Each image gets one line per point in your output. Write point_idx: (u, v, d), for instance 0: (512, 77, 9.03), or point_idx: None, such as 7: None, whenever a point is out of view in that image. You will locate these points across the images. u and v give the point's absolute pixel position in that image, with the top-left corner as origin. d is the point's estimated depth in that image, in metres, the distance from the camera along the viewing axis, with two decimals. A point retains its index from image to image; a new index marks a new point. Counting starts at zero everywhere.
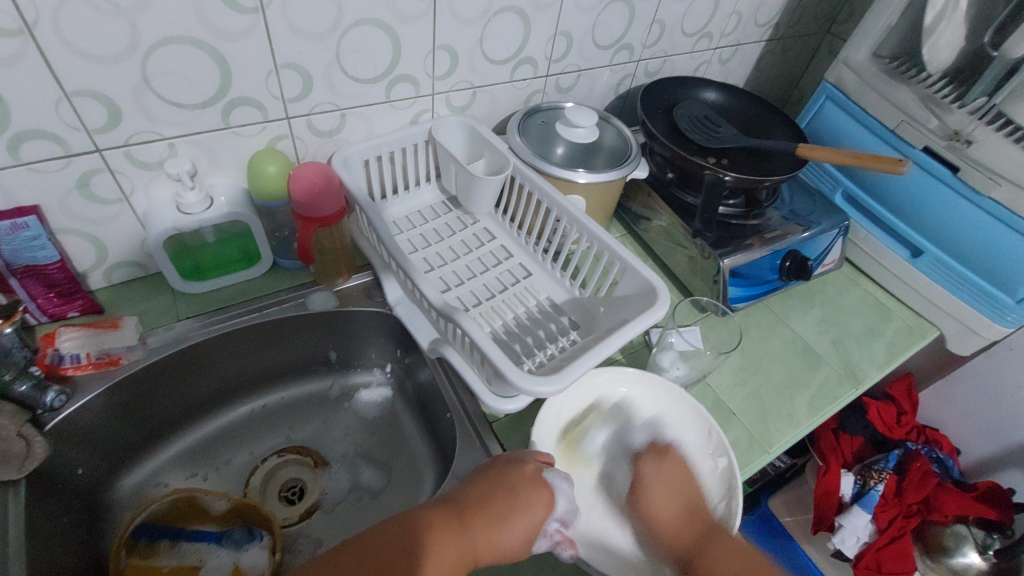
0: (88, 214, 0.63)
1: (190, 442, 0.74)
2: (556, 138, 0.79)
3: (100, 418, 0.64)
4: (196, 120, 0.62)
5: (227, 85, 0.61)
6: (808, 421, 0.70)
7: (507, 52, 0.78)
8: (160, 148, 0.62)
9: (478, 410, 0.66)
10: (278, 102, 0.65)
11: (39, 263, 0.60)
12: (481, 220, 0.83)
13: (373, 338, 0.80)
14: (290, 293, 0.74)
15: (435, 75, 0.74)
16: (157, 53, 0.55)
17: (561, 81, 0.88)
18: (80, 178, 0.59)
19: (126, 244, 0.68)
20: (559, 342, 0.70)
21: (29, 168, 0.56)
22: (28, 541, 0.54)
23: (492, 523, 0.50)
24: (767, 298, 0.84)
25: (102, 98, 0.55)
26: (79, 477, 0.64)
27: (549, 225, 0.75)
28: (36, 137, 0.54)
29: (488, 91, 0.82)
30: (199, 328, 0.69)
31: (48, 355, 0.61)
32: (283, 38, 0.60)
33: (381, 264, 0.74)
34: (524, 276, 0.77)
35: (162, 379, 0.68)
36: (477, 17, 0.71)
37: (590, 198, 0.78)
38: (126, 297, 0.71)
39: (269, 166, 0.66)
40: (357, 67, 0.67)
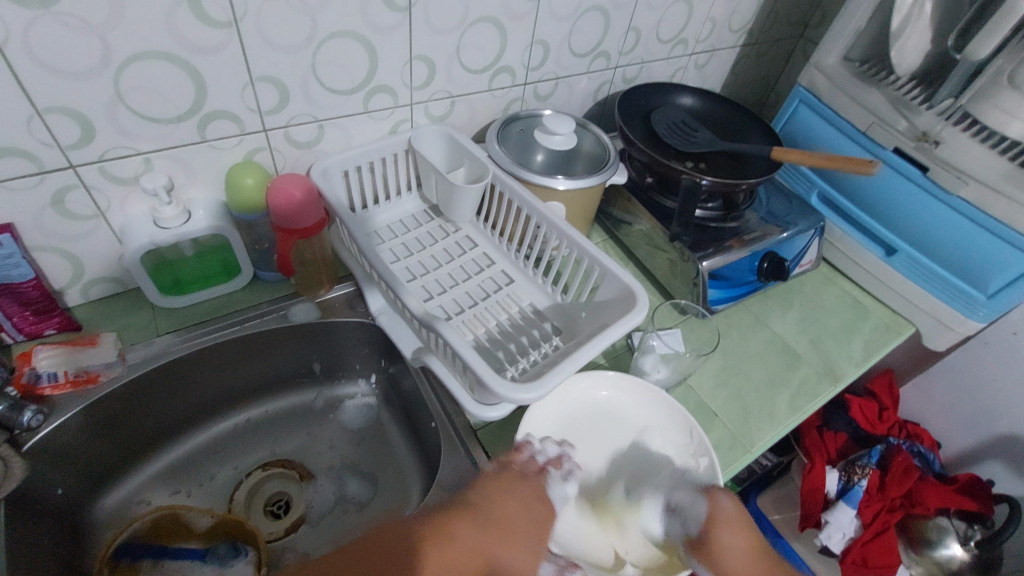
0: (63, 231, 0.62)
1: (173, 458, 0.73)
2: (535, 146, 0.79)
3: (79, 437, 0.63)
4: (172, 134, 0.62)
5: (202, 99, 0.60)
6: (789, 419, 0.71)
7: (485, 61, 0.78)
8: (136, 163, 0.61)
9: (462, 418, 0.66)
10: (255, 115, 0.65)
11: (13, 282, 0.59)
12: (463, 228, 0.84)
13: (357, 349, 0.79)
14: (271, 305, 0.74)
15: (413, 85, 0.75)
16: (130, 68, 0.55)
17: (540, 89, 0.89)
18: (54, 195, 0.59)
19: (103, 260, 0.67)
20: (541, 348, 0.70)
21: (1, 186, 0.55)
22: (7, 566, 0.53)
23: (501, 534, 0.50)
24: (747, 299, 0.85)
25: (75, 115, 0.55)
26: (58, 498, 0.63)
27: (530, 231, 0.76)
28: (7, 155, 0.54)
29: (467, 100, 0.82)
30: (179, 344, 0.68)
31: (26, 373, 0.60)
32: (258, 51, 0.60)
33: (364, 275, 0.74)
34: (507, 283, 0.78)
35: (142, 395, 0.67)
36: (454, 27, 0.71)
37: (570, 204, 0.78)
38: (104, 313, 0.70)
39: (247, 179, 0.66)
40: (334, 79, 0.68)
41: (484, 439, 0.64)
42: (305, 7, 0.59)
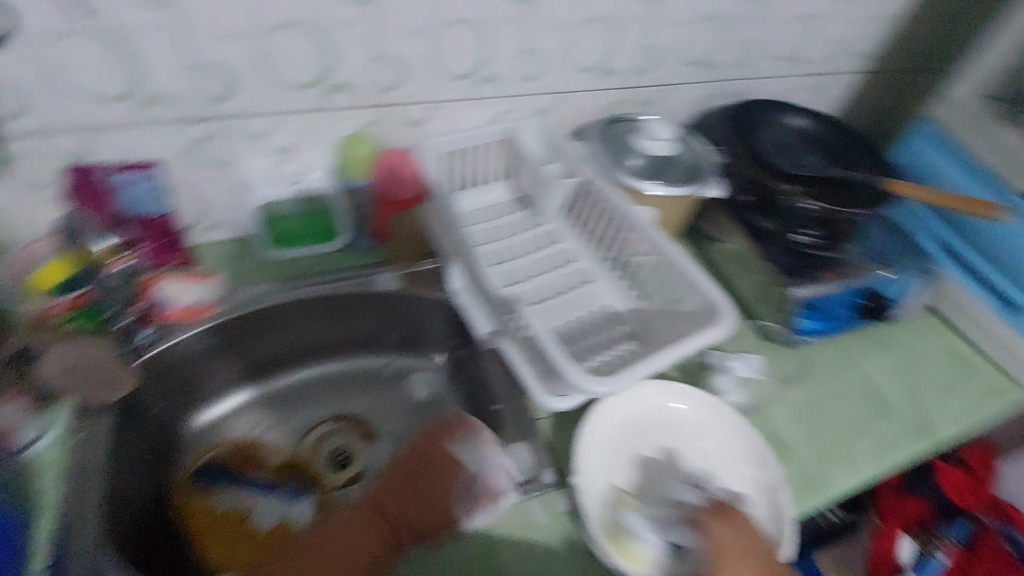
0: (197, 176, 0.69)
1: (253, 397, 0.78)
2: (634, 148, 0.78)
3: (182, 362, 0.70)
4: (301, 98, 0.67)
5: (332, 69, 0.65)
6: (870, 468, 0.66)
7: (595, 60, 0.79)
8: (267, 122, 0.67)
9: (525, 406, 0.66)
10: (374, 89, 0.69)
11: (149, 214, 0.66)
12: (549, 222, 0.83)
13: (433, 324, 0.81)
14: (361, 270, 0.78)
15: (521, 78, 0.77)
16: (276, 34, 0.60)
17: (645, 94, 0.88)
18: (196, 143, 0.65)
19: (224, 206, 0.74)
20: (614, 350, 0.70)
21: (155, 128, 0.62)
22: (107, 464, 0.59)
23: None
24: (837, 336, 0.80)
25: (223, 71, 0.61)
26: (155, 413, 0.69)
27: (618, 232, 0.75)
28: (164, 101, 0.60)
29: (571, 97, 0.83)
30: (277, 292, 0.74)
31: (95, 289, 0.62)
32: (388, 30, 0.64)
33: (450, 253, 0.77)
34: (586, 281, 0.77)
35: (239, 334, 0.73)
36: (567, 24, 0.73)
37: (660, 210, 0.78)
38: (217, 255, 0.76)
39: (359, 150, 0.72)
40: (450, 63, 0.70)
41: (543, 429, 0.65)
42: None
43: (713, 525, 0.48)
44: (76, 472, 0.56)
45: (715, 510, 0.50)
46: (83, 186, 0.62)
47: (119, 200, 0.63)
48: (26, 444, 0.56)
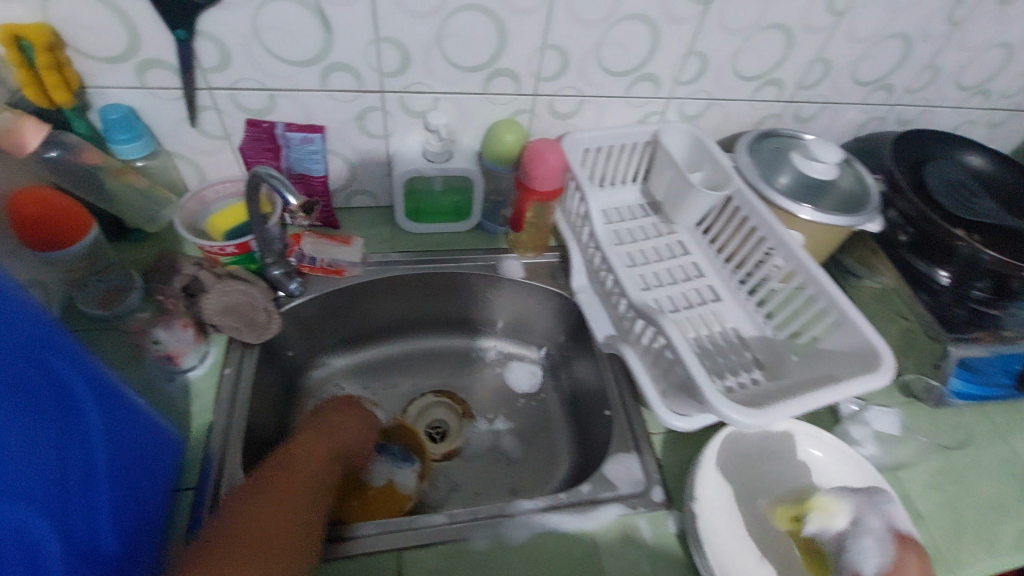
0: (355, 143, 0.72)
1: (365, 358, 0.82)
2: (787, 167, 0.74)
3: (315, 314, 0.74)
4: (464, 80, 0.68)
5: (499, 55, 0.66)
6: (1015, 558, 0.59)
7: (759, 70, 0.75)
8: (428, 100, 0.69)
9: (640, 417, 0.65)
10: (533, 78, 0.69)
11: (310, 174, 0.72)
12: (678, 231, 0.80)
13: (544, 318, 0.82)
14: (486, 254, 0.79)
15: (680, 80, 0.74)
16: (456, 16, 0.61)
17: (802, 111, 0.83)
18: (361, 112, 0.68)
19: (371, 174, 0.77)
20: (740, 376, 0.66)
21: (329, 95, 0.66)
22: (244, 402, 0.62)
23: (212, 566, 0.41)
24: (987, 403, 0.72)
25: (400, 47, 0.62)
26: (288, 358, 0.74)
27: (758, 254, 0.71)
28: (342, 70, 0.63)
29: (724, 106, 0.79)
30: (407, 263, 0.77)
31: (254, 238, 0.65)
32: (561, 21, 0.63)
33: (577, 250, 0.76)
34: (713, 299, 0.73)
35: (365, 295, 0.76)
36: (742, 30, 0.69)
37: (807, 236, 0.73)
38: (356, 220, 0.80)
39: (507, 136, 0.71)
40: (612, 60, 0.69)
41: (656, 444, 0.63)
42: None
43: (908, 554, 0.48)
44: (226, 403, 0.61)
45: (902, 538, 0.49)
46: (259, 140, 0.68)
47: (287, 157, 0.70)
48: (189, 368, 0.61)
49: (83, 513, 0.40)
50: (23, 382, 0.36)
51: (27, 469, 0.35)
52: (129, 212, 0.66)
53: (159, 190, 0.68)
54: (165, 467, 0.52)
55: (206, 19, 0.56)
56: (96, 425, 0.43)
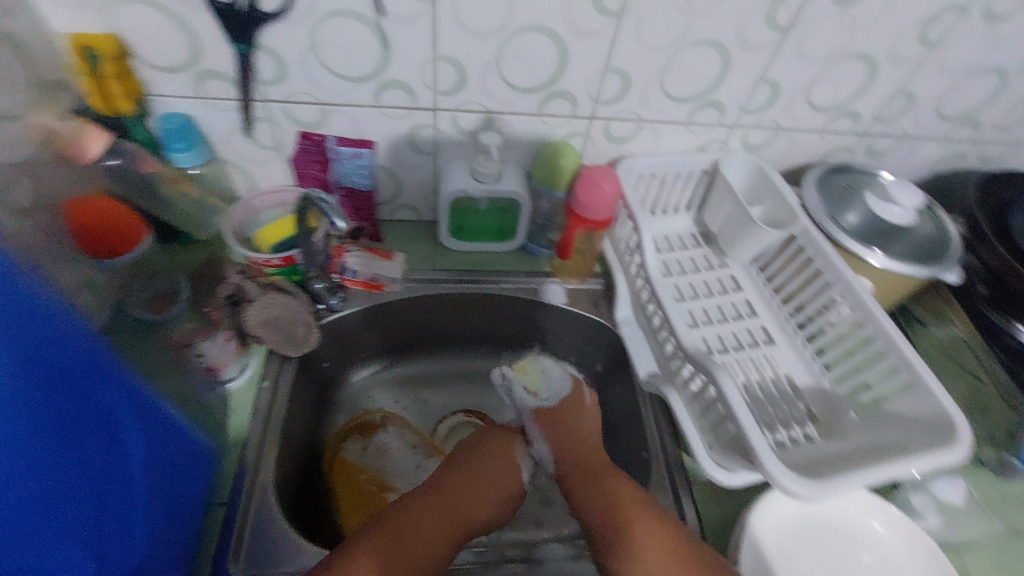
0: (404, 158, 0.71)
1: (401, 373, 0.81)
2: (857, 206, 0.69)
3: (356, 327, 0.73)
4: (519, 101, 0.66)
5: (557, 77, 0.63)
6: None
7: (833, 101, 0.70)
8: (481, 119, 0.67)
9: (681, 464, 0.62)
10: (590, 101, 0.66)
11: (356, 188, 0.71)
12: (732, 266, 0.76)
13: (583, 347, 0.79)
14: (528, 277, 0.77)
15: (746, 108, 0.70)
16: (517, 37, 0.59)
17: (875, 144, 0.77)
18: (412, 128, 0.67)
19: (417, 190, 0.76)
20: (792, 431, 0.62)
21: (382, 111, 0.65)
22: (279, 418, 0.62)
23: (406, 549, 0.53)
24: None
25: (457, 65, 0.61)
26: (322, 370, 0.73)
27: (821, 299, 0.67)
28: (397, 87, 0.62)
29: (791, 135, 0.75)
30: (449, 281, 0.75)
31: (299, 253, 0.64)
32: (626, 45, 0.60)
33: (623, 279, 0.73)
34: (766, 342, 0.69)
35: (404, 311, 0.75)
36: (820, 59, 0.65)
37: (874, 282, 0.68)
38: (400, 233, 0.79)
39: (560, 159, 0.68)
40: (676, 86, 0.66)
41: (697, 495, 0.60)
42: (688, 10, 0.58)
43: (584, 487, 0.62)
44: (261, 418, 0.60)
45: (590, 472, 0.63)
46: (308, 153, 0.68)
47: (335, 170, 0.69)
48: (229, 379, 0.61)
49: (120, 537, 0.40)
50: (65, 407, 0.36)
51: (68, 500, 0.35)
52: (180, 219, 0.67)
53: (211, 198, 0.69)
54: (199, 487, 0.51)
55: (267, 35, 0.56)
56: (135, 447, 0.42)
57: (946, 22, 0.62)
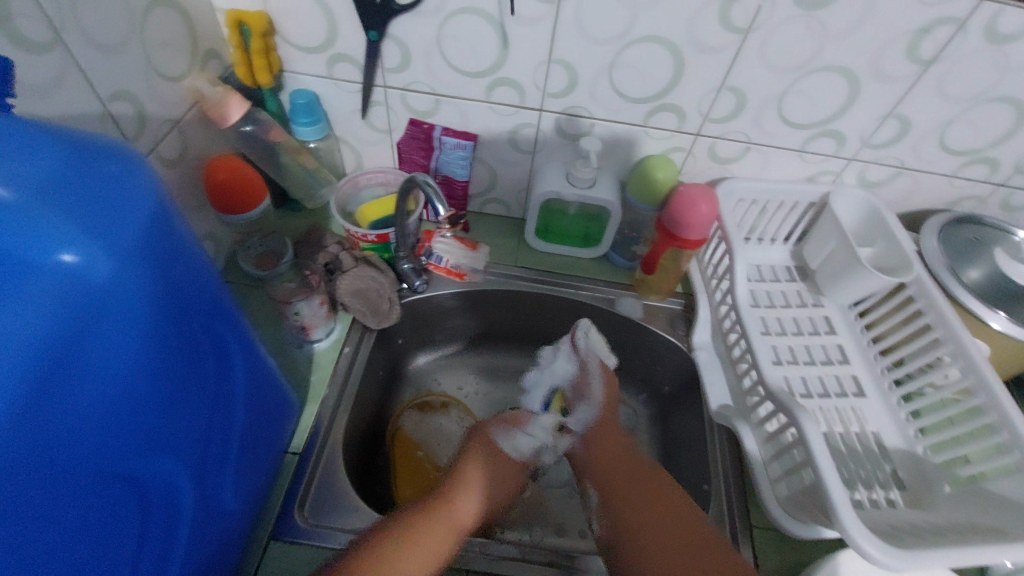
0: (503, 155, 0.73)
1: (468, 361, 0.83)
2: (985, 262, 0.63)
3: (433, 311, 0.76)
4: (626, 111, 0.65)
5: (669, 90, 0.62)
6: None
7: (972, 145, 0.64)
8: (584, 125, 0.68)
9: (742, 503, 0.59)
10: (699, 118, 0.65)
11: (454, 179, 0.75)
12: (826, 306, 0.72)
13: (651, 364, 0.77)
14: (607, 287, 0.76)
15: (868, 142, 0.65)
16: (635, 46, 0.58)
17: (1013, 197, 0.70)
18: (516, 126, 0.69)
19: (510, 186, 0.78)
20: (874, 492, 0.57)
21: (490, 106, 0.67)
22: (355, 387, 0.65)
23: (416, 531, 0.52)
24: None
25: (570, 69, 0.61)
26: (396, 346, 0.76)
27: (927, 356, 0.61)
28: (508, 85, 0.64)
29: (915, 177, 0.69)
30: (528, 280, 0.76)
31: (393, 232, 0.67)
32: (747, 64, 0.59)
33: (706, 303, 0.71)
34: (855, 393, 0.65)
35: (480, 302, 0.77)
36: (964, 98, 0.59)
37: (994, 348, 0.61)
38: (487, 226, 0.82)
39: (658, 174, 0.68)
40: (794, 111, 0.63)
41: (757, 539, 0.57)
42: (821, 33, 0.55)
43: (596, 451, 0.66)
44: (339, 380, 0.64)
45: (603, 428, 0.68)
46: (416, 139, 0.71)
47: (438, 157, 0.73)
48: (317, 340, 0.66)
49: (212, 468, 0.42)
50: (191, 340, 0.38)
51: (178, 424, 0.37)
52: (294, 186, 0.73)
53: (323, 171, 0.74)
54: (281, 436, 0.55)
55: (398, 24, 0.59)
56: (237, 386, 0.45)
57: None
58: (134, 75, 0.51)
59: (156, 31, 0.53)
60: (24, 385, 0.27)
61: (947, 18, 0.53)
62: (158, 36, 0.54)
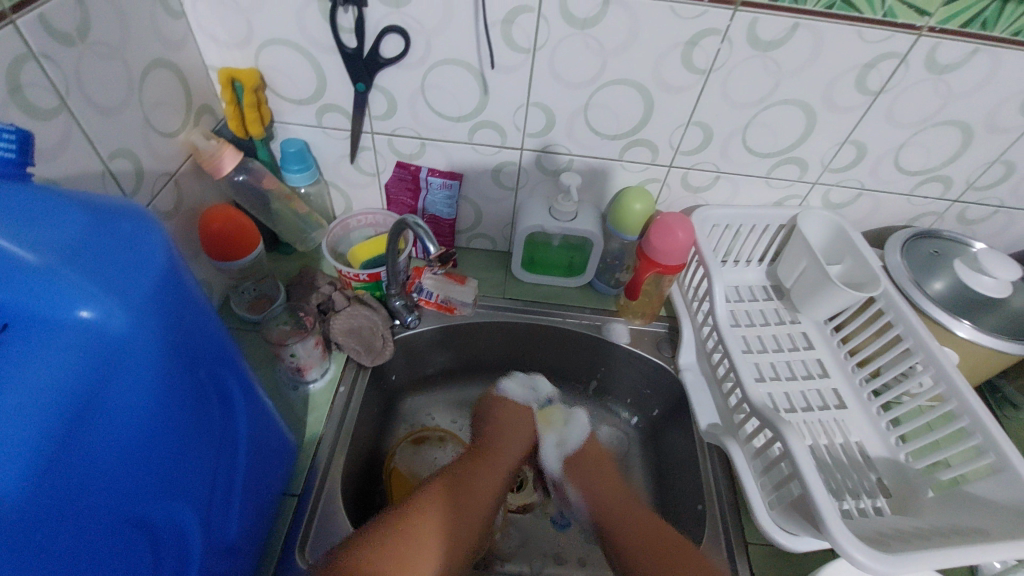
0: (487, 192, 0.76)
1: (460, 394, 0.84)
2: (946, 273, 0.67)
3: (424, 346, 0.78)
4: (602, 147, 0.69)
5: (641, 127, 0.66)
6: None
7: (925, 165, 0.69)
8: (563, 161, 0.71)
9: (737, 520, 0.61)
10: (671, 151, 0.69)
11: (440, 217, 0.78)
12: (803, 322, 0.75)
13: (640, 387, 0.79)
14: (592, 313, 0.79)
15: (829, 166, 0.70)
16: (606, 89, 0.63)
17: (968, 212, 0.75)
18: (498, 165, 0.72)
19: (495, 221, 0.81)
20: (861, 501, 0.59)
21: (473, 147, 0.70)
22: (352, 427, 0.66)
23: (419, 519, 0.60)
24: None
25: (547, 111, 0.65)
26: (390, 383, 0.77)
27: (900, 366, 0.64)
28: (489, 127, 0.68)
29: (876, 197, 0.74)
30: (515, 310, 0.78)
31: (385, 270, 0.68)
32: (711, 101, 0.63)
33: (689, 325, 0.73)
34: (837, 405, 0.67)
35: (471, 334, 0.79)
36: (912, 123, 0.64)
37: (961, 355, 0.65)
38: (474, 261, 0.84)
39: (635, 205, 0.71)
40: (758, 141, 0.67)
41: (752, 556, 0.59)
42: (777, 71, 0.60)
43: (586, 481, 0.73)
44: (335, 419, 0.65)
45: (594, 464, 0.75)
46: (403, 181, 0.74)
47: (424, 198, 0.76)
48: (311, 381, 0.66)
49: (218, 513, 0.43)
50: (198, 387, 0.39)
51: (188, 470, 0.38)
52: (286, 231, 0.75)
53: (314, 215, 0.76)
54: (281, 478, 0.55)
55: (384, 75, 0.63)
56: (240, 430, 0.46)
57: None
58: (133, 133, 0.54)
59: (153, 90, 0.56)
60: (52, 436, 0.29)
61: (890, 53, 0.57)
62: (155, 95, 0.57)
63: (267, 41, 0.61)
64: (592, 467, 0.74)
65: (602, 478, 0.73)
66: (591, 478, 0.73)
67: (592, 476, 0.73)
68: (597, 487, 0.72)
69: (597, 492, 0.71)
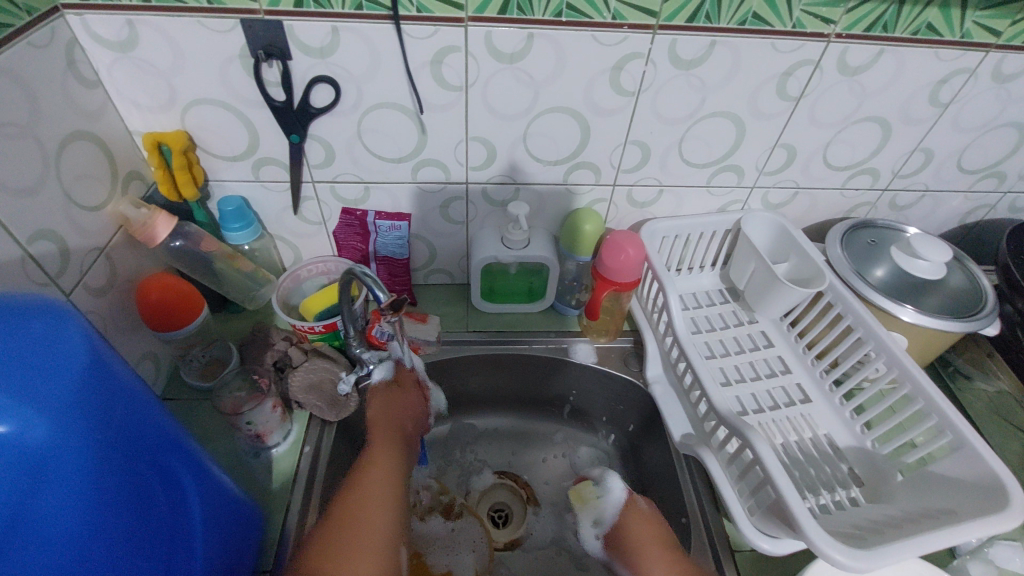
0: (437, 228, 0.76)
1: (435, 433, 0.81)
2: (885, 260, 0.70)
3: None
4: (546, 173, 0.70)
5: (580, 150, 0.67)
6: None
7: (852, 160, 0.72)
8: (509, 191, 0.72)
9: (722, 530, 0.61)
10: (614, 170, 0.70)
11: (394, 257, 0.76)
12: (760, 321, 0.76)
13: (613, 404, 0.79)
14: (557, 337, 0.79)
15: (764, 170, 0.72)
16: (542, 118, 0.64)
17: (898, 198, 0.79)
18: (445, 202, 0.72)
19: (450, 255, 0.80)
20: (836, 494, 0.60)
21: (418, 186, 0.70)
22: (320, 494, 0.63)
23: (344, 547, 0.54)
24: None
25: (487, 144, 0.66)
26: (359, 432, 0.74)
27: (855, 355, 0.66)
28: (431, 165, 0.67)
29: (811, 194, 0.77)
30: (481, 343, 0.78)
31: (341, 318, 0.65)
32: (645, 120, 0.65)
33: (653, 339, 0.74)
34: (801, 400, 0.68)
35: (438, 372, 0.77)
36: (834, 123, 0.67)
37: (910, 337, 0.67)
38: (433, 297, 0.83)
39: (586, 225, 0.72)
40: (694, 153, 0.69)
41: (740, 564, 0.59)
42: (702, 86, 0.62)
43: (625, 532, 0.63)
44: (303, 483, 0.62)
45: (633, 510, 0.64)
46: (351, 227, 0.73)
47: (375, 242, 0.75)
48: (273, 445, 0.64)
49: None
50: (141, 481, 0.36)
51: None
52: (233, 291, 0.73)
53: (261, 271, 0.74)
54: (248, 555, 0.52)
55: (318, 125, 0.62)
56: (195, 517, 0.42)
57: (955, 84, 0.64)
58: (55, 213, 0.51)
59: (72, 164, 0.54)
60: None
61: (804, 61, 0.60)
62: (75, 170, 0.54)
63: (192, 102, 0.59)
64: (628, 517, 0.64)
65: (639, 524, 0.62)
66: (626, 528, 0.63)
67: (626, 533, 0.63)
68: (631, 540, 0.62)
69: (633, 544, 0.61)
